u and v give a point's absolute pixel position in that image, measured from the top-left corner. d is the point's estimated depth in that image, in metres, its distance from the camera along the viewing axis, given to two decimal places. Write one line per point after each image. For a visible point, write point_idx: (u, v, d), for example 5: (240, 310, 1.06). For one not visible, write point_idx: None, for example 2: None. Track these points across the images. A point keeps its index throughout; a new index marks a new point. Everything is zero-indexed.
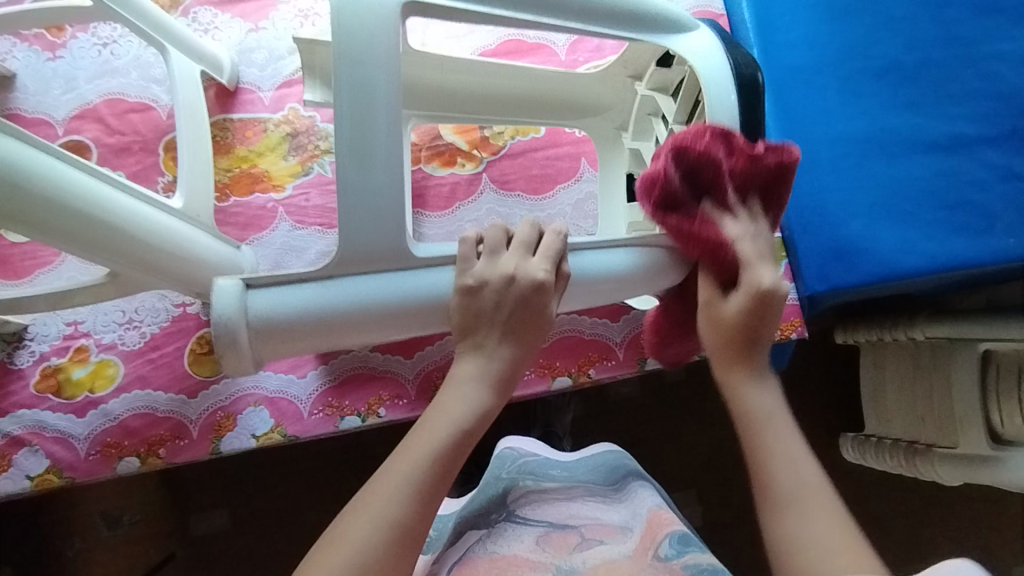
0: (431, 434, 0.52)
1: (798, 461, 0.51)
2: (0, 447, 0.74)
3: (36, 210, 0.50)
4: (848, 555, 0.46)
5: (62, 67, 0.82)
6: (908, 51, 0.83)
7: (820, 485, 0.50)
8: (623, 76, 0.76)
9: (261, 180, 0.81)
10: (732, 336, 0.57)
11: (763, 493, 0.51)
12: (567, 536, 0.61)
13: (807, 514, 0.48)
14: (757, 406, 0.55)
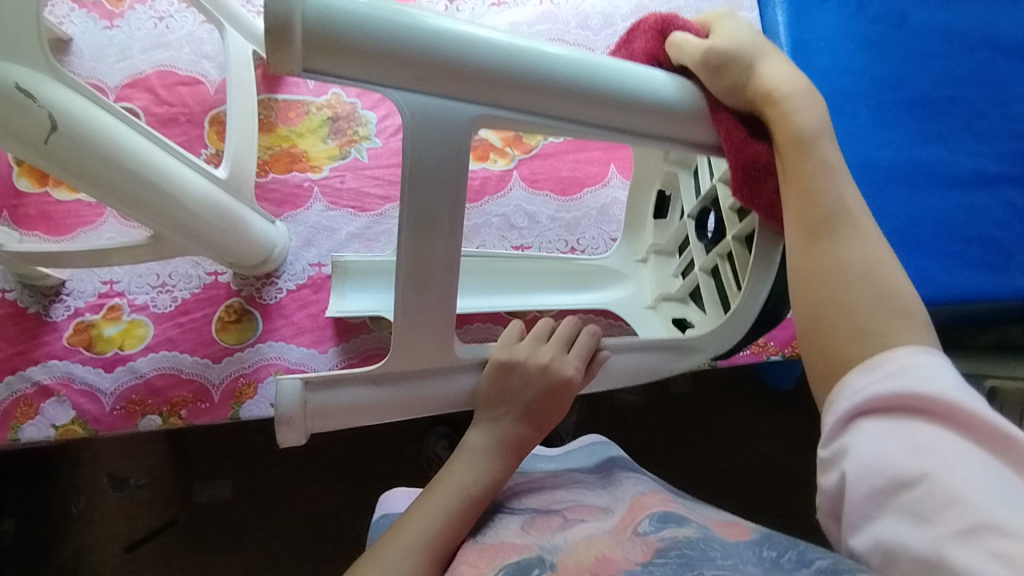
0: (442, 495, 0.58)
1: (839, 181, 0.52)
2: (29, 394, 0.77)
3: (95, 168, 0.52)
4: (875, 281, 0.49)
5: (118, 36, 0.85)
6: (938, 87, 0.85)
7: (858, 214, 0.52)
8: None
9: (299, 160, 0.84)
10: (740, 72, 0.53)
11: (806, 211, 0.51)
12: (550, 519, 0.59)
13: (843, 240, 0.50)
14: (806, 124, 0.52)
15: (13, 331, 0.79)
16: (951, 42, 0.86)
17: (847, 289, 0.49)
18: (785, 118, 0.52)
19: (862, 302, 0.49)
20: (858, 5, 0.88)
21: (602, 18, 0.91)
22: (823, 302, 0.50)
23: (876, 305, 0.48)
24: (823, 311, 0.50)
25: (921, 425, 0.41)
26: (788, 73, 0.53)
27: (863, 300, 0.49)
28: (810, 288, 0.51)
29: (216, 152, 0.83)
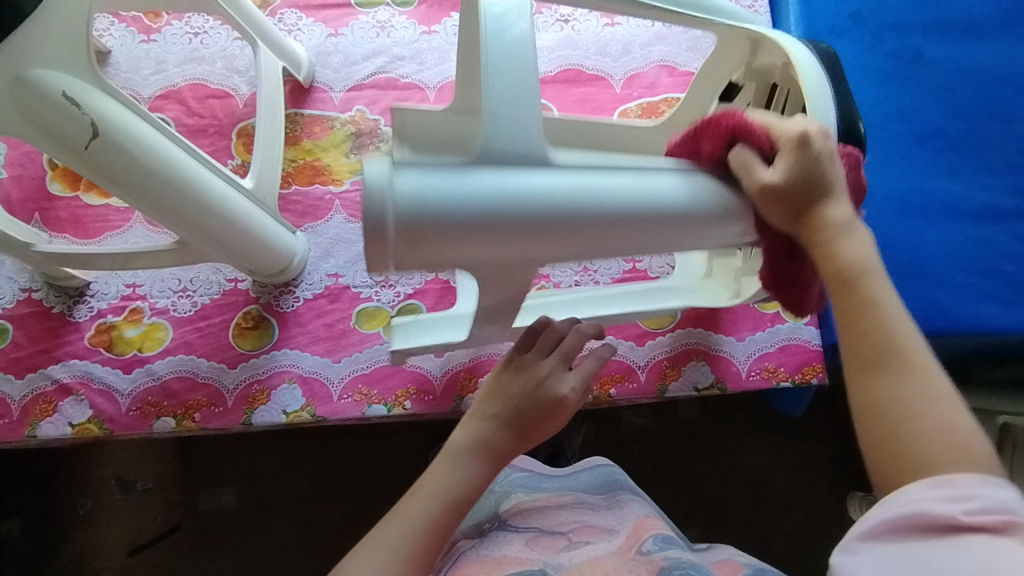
0: (419, 500, 0.59)
1: (895, 318, 0.48)
2: (49, 392, 0.79)
3: (125, 172, 0.54)
4: (940, 420, 0.44)
5: (154, 49, 0.89)
6: (953, 121, 0.86)
7: (919, 347, 0.47)
8: None
9: (322, 173, 0.86)
10: (797, 202, 0.50)
11: (856, 343, 0.48)
12: (555, 539, 0.60)
13: (903, 375, 0.46)
14: (854, 259, 0.49)
15: (37, 329, 0.81)
16: (968, 76, 0.87)
17: (912, 430, 0.44)
18: (832, 246, 0.49)
19: (932, 446, 0.44)
20: (873, 39, 0.90)
21: (622, 45, 0.93)
22: (885, 442, 0.45)
23: (945, 450, 0.43)
24: (883, 451, 0.45)
25: (969, 540, 0.40)
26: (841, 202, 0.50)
27: (928, 440, 0.44)
28: (869, 429, 0.46)
29: (243, 163, 0.85)
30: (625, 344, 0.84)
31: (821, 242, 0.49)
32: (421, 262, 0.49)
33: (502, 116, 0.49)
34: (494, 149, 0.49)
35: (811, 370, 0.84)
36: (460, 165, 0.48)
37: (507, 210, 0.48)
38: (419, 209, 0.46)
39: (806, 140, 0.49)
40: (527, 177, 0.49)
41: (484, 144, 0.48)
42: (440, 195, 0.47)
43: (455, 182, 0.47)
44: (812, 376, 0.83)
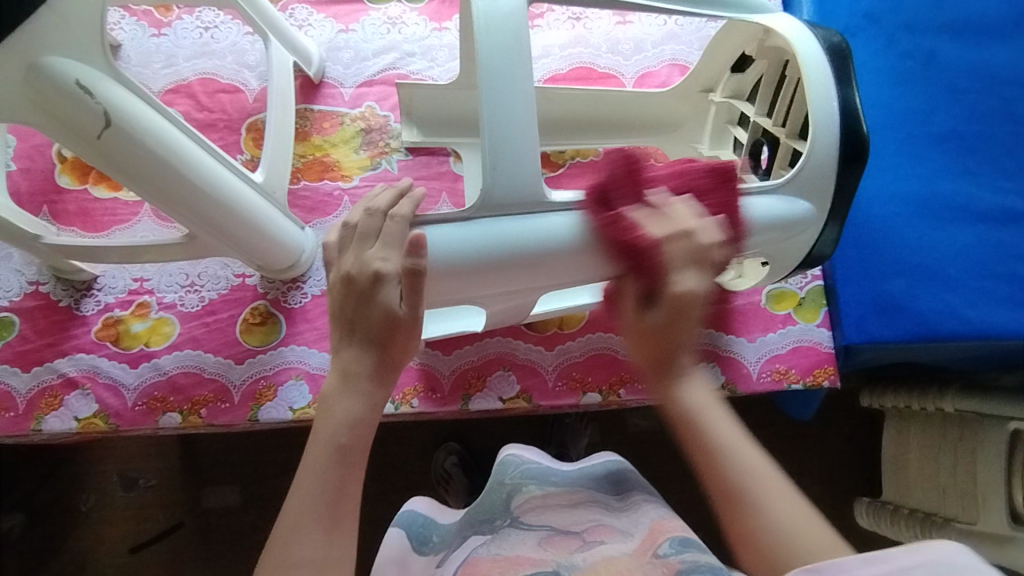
0: (320, 446, 0.52)
1: (734, 447, 0.53)
2: (55, 386, 0.78)
3: (135, 162, 0.54)
4: (798, 530, 0.49)
5: (164, 43, 0.88)
6: (967, 122, 0.85)
7: (765, 473, 0.52)
8: (699, 92, 0.83)
9: (331, 169, 0.86)
10: (654, 354, 0.56)
11: (713, 483, 0.52)
12: (569, 538, 0.59)
13: (756, 502, 0.50)
14: (691, 403, 0.55)
15: (44, 323, 0.80)
16: (983, 77, 0.86)
17: (778, 544, 0.49)
18: (672, 393, 0.56)
19: (785, 552, 0.48)
20: (886, 39, 0.90)
21: (634, 43, 0.92)
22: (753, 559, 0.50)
23: (803, 552, 0.48)
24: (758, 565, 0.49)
25: None
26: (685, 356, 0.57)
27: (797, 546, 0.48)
28: (741, 547, 0.50)
29: (252, 158, 0.85)
30: None
31: (663, 391, 0.57)
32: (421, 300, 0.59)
33: (505, 158, 0.56)
34: (494, 195, 0.57)
35: (823, 372, 0.83)
36: (463, 218, 0.58)
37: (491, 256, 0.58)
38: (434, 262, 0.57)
39: (679, 306, 0.55)
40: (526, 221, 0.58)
41: (486, 194, 0.57)
42: (451, 243, 0.57)
43: (462, 231, 0.57)
44: (824, 378, 0.83)
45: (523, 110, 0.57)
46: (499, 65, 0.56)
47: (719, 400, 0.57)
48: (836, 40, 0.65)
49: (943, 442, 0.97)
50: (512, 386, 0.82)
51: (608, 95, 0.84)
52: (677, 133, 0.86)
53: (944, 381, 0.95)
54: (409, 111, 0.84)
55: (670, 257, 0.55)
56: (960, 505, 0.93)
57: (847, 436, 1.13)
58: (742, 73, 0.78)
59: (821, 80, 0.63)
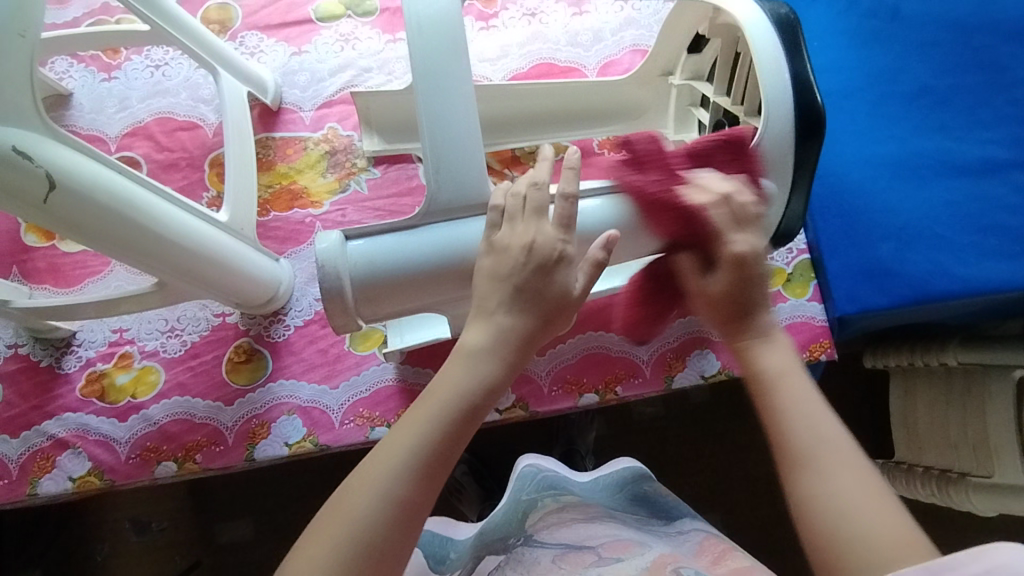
0: (438, 402, 0.49)
1: (813, 415, 0.48)
2: (45, 448, 0.77)
3: (93, 221, 0.52)
4: (872, 520, 0.43)
5: (116, 86, 0.87)
6: (939, 77, 0.83)
7: (847, 444, 0.47)
8: (657, 74, 0.81)
9: (300, 196, 0.84)
10: (727, 313, 0.53)
11: (780, 447, 0.48)
12: (583, 555, 0.59)
13: (830, 474, 0.46)
14: (770, 363, 0.51)
15: (28, 386, 0.79)
16: (950, 28, 0.84)
17: (849, 523, 0.44)
18: (751, 358, 0.52)
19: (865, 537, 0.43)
20: (848, 0, 0.88)
21: (593, 33, 0.91)
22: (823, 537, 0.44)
23: (886, 552, 0.42)
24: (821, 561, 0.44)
25: None
26: (766, 306, 0.53)
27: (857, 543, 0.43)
28: (813, 541, 0.44)
29: (218, 194, 0.83)
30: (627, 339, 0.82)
31: (741, 347, 0.53)
32: (376, 310, 0.57)
33: (447, 156, 0.55)
34: (440, 200, 0.56)
35: (819, 347, 0.83)
36: (409, 225, 0.56)
37: (425, 267, 0.56)
38: (371, 269, 0.55)
39: (739, 261, 0.52)
40: (460, 227, 0.56)
41: (431, 198, 0.56)
42: (392, 253, 0.55)
43: (404, 239, 0.56)
44: (821, 353, 0.82)
45: (464, 109, 0.55)
46: (444, 77, 0.55)
47: (801, 370, 0.51)
48: (783, 12, 0.63)
49: (950, 397, 0.97)
50: (508, 395, 0.80)
51: (566, 88, 0.82)
52: (641, 121, 0.83)
53: (944, 336, 0.94)
54: (368, 119, 0.83)
55: (716, 221, 0.53)
56: (974, 458, 0.91)
57: (851, 405, 1.12)
58: (698, 54, 0.76)
59: (770, 53, 0.61)
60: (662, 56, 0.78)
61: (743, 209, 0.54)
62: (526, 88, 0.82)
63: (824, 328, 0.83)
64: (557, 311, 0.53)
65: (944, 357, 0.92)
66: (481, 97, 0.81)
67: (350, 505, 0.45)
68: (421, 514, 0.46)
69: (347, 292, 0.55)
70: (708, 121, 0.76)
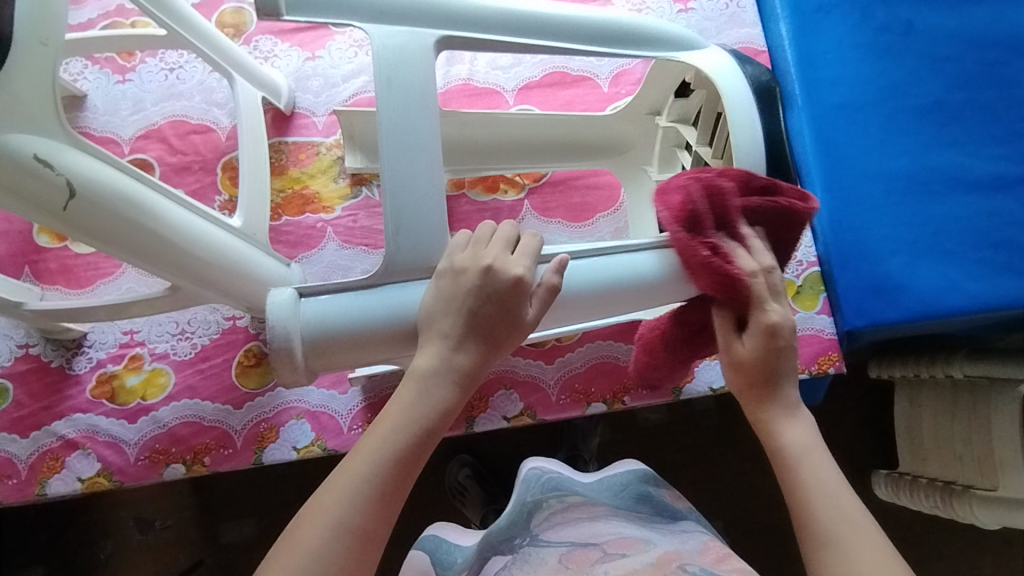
0: (389, 430, 0.49)
1: (837, 493, 0.51)
2: (55, 449, 0.77)
3: (109, 227, 0.52)
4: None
5: (130, 89, 0.87)
6: (951, 92, 0.83)
7: (866, 522, 0.50)
8: (645, 114, 0.81)
9: (312, 201, 0.84)
10: (755, 378, 0.55)
11: (805, 530, 0.50)
12: (589, 553, 0.59)
13: (850, 553, 0.48)
14: (794, 439, 0.54)
15: (38, 386, 0.79)
16: (963, 44, 0.84)
17: None
18: (775, 437, 0.54)
19: None
20: (863, 13, 0.87)
21: None
22: None
23: None
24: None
25: None
26: (784, 381, 0.55)
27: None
28: None
29: (231, 198, 0.84)
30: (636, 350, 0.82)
31: (767, 422, 0.55)
32: (328, 368, 0.55)
33: (407, 215, 0.54)
34: (399, 261, 0.54)
35: (828, 360, 0.83)
36: (365, 284, 0.54)
37: (377, 328, 0.53)
38: (321, 330, 0.53)
39: (773, 331, 0.54)
40: (416, 287, 0.54)
41: (389, 257, 0.54)
42: (344, 314, 0.53)
43: (360, 298, 0.54)
44: (829, 365, 0.83)
45: (426, 166, 0.55)
46: (410, 129, 0.55)
47: (823, 446, 0.54)
48: (764, 80, 0.67)
49: (956, 410, 0.96)
50: (516, 403, 0.80)
51: (557, 119, 0.81)
52: (627, 155, 0.84)
53: (952, 348, 0.94)
54: (351, 135, 0.81)
55: (755, 293, 0.54)
56: (977, 471, 0.92)
57: (856, 416, 1.12)
58: (686, 98, 0.74)
59: (746, 113, 0.63)
60: (649, 95, 0.78)
61: (777, 283, 0.55)
62: (517, 118, 0.81)
63: (834, 341, 0.84)
64: (507, 333, 0.53)
65: (950, 369, 0.91)
66: (477, 123, 0.80)
67: (303, 537, 0.46)
68: (377, 535, 0.47)
69: (298, 353, 0.53)
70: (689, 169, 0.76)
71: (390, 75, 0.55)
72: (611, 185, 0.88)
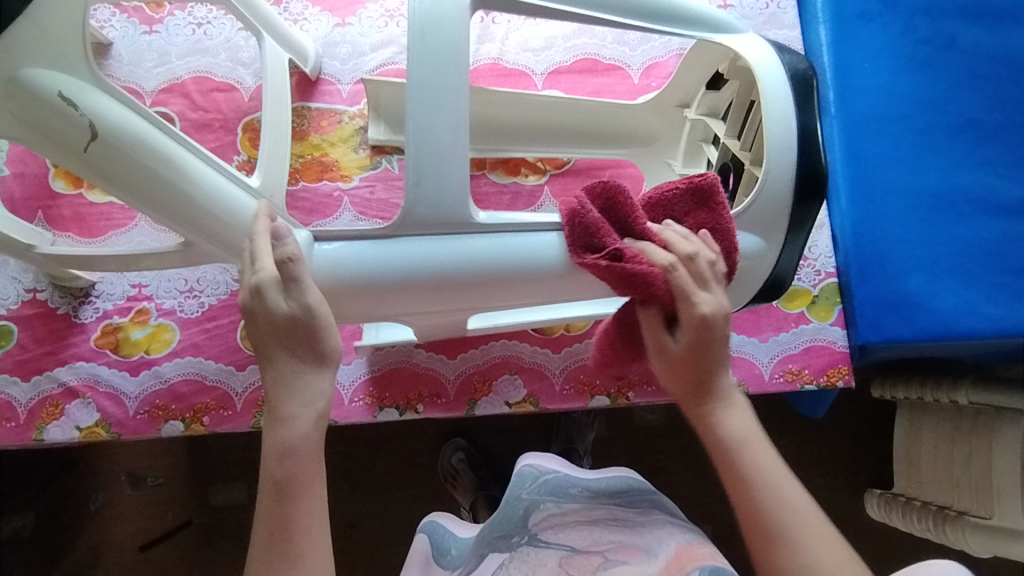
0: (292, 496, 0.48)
1: (781, 485, 0.51)
2: (55, 395, 0.77)
3: (122, 172, 0.51)
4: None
5: (156, 40, 0.86)
6: (988, 111, 0.82)
7: (806, 509, 0.50)
8: (672, 106, 0.80)
9: (330, 168, 0.83)
10: (687, 371, 0.52)
11: (750, 520, 0.51)
12: (589, 558, 0.61)
13: (797, 543, 0.49)
14: (732, 432, 0.52)
15: (43, 331, 0.79)
16: (1004, 63, 0.83)
17: None
18: (711, 423, 0.53)
19: None
20: (905, 24, 0.85)
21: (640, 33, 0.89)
22: None
23: None
24: None
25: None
26: (715, 370, 0.53)
27: None
28: None
29: (249, 159, 0.83)
30: None
31: (703, 415, 0.53)
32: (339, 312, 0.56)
33: (430, 175, 0.54)
34: (417, 213, 0.54)
35: (836, 372, 0.83)
36: (381, 236, 0.55)
37: (389, 277, 0.55)
38: (333, 273, 0.54)
39: (705, 323, 0.50)
40: (438, 242, 0.55)
41: (408, 211, 0.54)
42: (357, 260, 0.55)
43: (376, 248, 0.55)
44: (837, 378, 0.82)
45: (450, 133, 0.54)
46: (439, 97, 0.54)
47: (761, 434, 0.54)
48: (801, 66, 0.64)
49: (957, 435, 0.93)
50: (519, 389, 0.80)
51: (581, 104, 0.80)
52: (653, 148, 0.82)
53: (959, 373, 0.92)
54: (377, 106, 0.81)
55: (676, 284, 0.50)
56: (973, 498, 0.89)
57: (858, 435, 1.10)
58: (716, 91, 0.75)
59: (779, 100, 0.62)
60: (679, 83, 0.77)
61: (706, 269, 0.51)
62: (543, 100, 0.79)
63: (845, 354, 0.83)
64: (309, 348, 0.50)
65: (955, 396, 0.89)
66: (505, 102, 0.79)
67: None
68: None
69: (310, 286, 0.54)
70: (716, 161, 0.75)
71: (423, 40, 0.53)
72: (634, 178, 0.85)
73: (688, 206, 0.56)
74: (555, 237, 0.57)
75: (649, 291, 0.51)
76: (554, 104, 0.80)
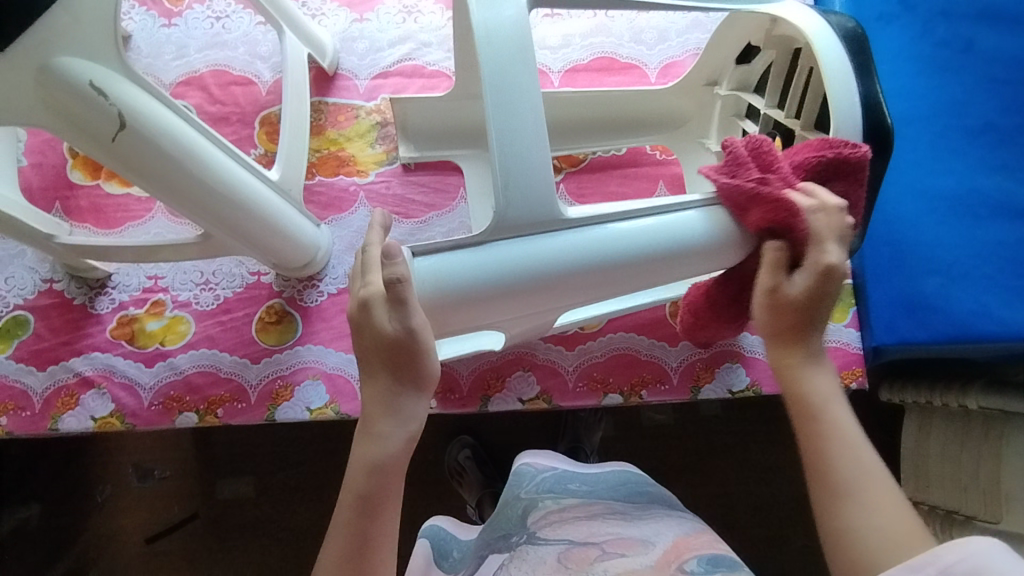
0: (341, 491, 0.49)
1: (858, 448, 0.49)
2: (70, 385, 0.77)
3: (149, 163, 0.52)
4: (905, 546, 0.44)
5: (175, 33, 0.86)
6: (1006, 114, 0.81)
7: (880, 475, 0.48)
8: (700, 84, 0.80)
9: (347, 163, 0.84)
10: (794, 319, 0.51)
11: (820, 476, 0.49)
12: (587, 551, 0.60)
13: (868, 504, 0.46)
14: (816, 389, 0.51)
15: (59, 321, 0.79)
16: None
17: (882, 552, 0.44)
18: (799, 377, 0.51)
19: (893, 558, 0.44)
20: (922, 28, 0.86)
21: (657, 32, 0.89)
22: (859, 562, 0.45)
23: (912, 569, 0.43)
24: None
25: None
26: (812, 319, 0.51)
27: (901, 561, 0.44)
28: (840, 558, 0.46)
29: (266, 152, 0.83)
30: (658, 345, 0.81)
31: (793, 365, 0.51)
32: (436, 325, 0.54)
33: (509, 174, 0.53)
34: (508, 217, 0.53)
35: (851, 373, 0.82)
36: (474, 243, 0.53)
37: (484, 285, 0.53)
38: (438, 292, 0.52)
39: (830, 273, 0.49)
40: (540, 245, 0.54)
41: (499, 215, 0.53)
42: (458, 272, 0.53)
43: (472, 257, 0.53)
44: (852, 379, 0.82)
45: None
46: None
47: (843, 398, 0.51)
48: (851, 26, 0.61)
49: (965, 441, 0.92)
50: (532, 386, 0.80)
51: (603, 96, 0.81)
52: (683, 129, 0.83)
53: (969, 378, 0.92)
54: (404, 126, 0.82)
55: (813, 230, 0.50)
56: (980, 502, 0.88)
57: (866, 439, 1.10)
58: (748, 64, 0.74)
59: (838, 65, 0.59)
60: (706, 64, 0.77)
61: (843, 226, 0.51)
62: (561, 96, 0.81)
63: (859, 355, 0.83)
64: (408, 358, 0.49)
65: (964, 400, 0.89)
66: None
67: None
68: None
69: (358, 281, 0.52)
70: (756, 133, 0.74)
71: None
72: (649, 176, 0.85)
73: (835, 172, 0.55)
74: (613, 228, 0.56)
75: (786, 220, 0.52)
76: (568, 100, 0.81)
